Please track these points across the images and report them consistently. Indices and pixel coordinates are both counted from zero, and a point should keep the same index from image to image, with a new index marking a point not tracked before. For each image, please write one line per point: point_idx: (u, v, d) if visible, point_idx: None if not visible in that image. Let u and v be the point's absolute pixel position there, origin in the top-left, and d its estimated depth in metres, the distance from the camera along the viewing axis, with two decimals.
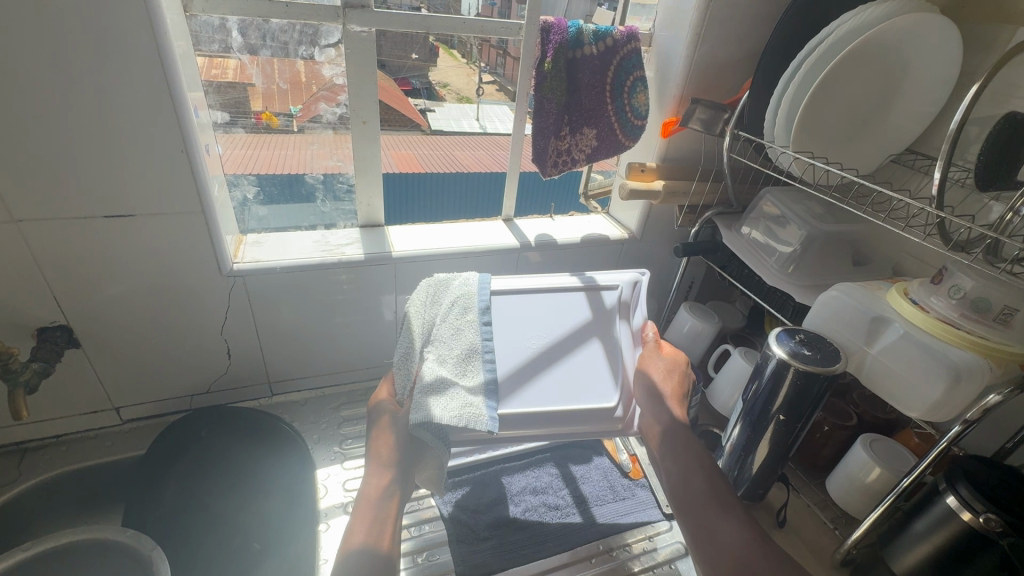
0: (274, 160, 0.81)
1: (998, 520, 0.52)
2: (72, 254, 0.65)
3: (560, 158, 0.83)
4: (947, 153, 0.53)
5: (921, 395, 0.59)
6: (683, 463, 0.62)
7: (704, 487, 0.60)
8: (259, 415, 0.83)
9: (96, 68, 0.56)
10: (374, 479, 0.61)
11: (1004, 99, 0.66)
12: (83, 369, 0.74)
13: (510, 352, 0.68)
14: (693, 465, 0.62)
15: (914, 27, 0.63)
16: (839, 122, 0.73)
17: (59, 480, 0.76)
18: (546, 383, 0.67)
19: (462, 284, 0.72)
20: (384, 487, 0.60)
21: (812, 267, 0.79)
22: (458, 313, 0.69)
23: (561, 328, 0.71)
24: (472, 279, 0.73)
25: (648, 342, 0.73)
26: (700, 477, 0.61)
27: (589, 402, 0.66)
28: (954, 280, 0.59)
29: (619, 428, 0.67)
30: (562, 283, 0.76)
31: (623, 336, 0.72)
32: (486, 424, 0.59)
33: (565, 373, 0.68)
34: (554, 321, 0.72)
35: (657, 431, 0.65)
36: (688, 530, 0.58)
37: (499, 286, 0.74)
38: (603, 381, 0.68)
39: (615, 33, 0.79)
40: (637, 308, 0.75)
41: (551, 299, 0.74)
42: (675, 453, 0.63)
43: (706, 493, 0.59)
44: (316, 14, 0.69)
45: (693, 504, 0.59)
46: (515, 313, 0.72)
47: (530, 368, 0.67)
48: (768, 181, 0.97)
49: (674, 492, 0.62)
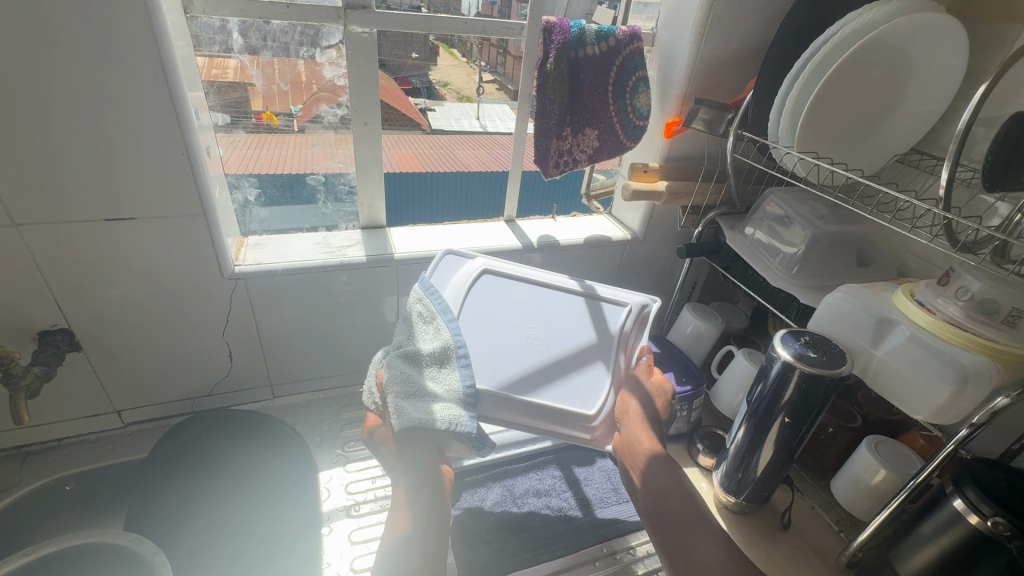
0: (273, 160, 0.81)
1: (1006, 524, 0.52)
2: (73, 257, 0.65)
3: (562, 158, 0.83)
4: (955, 154, 0.53)
5: (927, 397, 0.58)
6: (660, 480, 0.61)
7: (683, 505, 0.60)
8: (263, 419, 0.84)
9: (97, 71, 0.56)
10: (396, 485, 0.60)
11: (1010, 98, 0.65)
12: (84, 372, 0.74)
13: (504, 342, 0.68)
14: (671, 482, 0.61)
15: (919, 26, 0.63)
16: (844, 122, 0.72)
17: (61, 484, 0.76)
18: (535, 374, 0.66)
19: (417, 300, 0.69)
20: (405, 492, 0.59)
21: (817, 268, 0.78)
22: (425, 326, 0.66)
23: (564, 330, 0.71)
24: (420, 291, 0.69)
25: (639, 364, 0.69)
26: (678, 494, 0.61)
27: (568, 402, 0.64)
28: (961, 281, 0.59)
29: (588, 438, 0.65)
30: (561, 285, 0.77)
31: (615, 356, 0.70)
32: (467, 425, 0.58)
33: (548, 379, 0.66)
34: (559, 321, 0.72)
35: (634, 452, 0.62)
36: (668, 549, 0.58)
37: (496, 284, 0.75)
38: (584, 392, 0.66)
39: (617, 33, 0.78)
40: (640, 333, 0.73)
41: (546, 299, 0.75)
42: (653, 472, 0.61)
43: (684, 510, 0.60)
44: (317, 14, 0.68)
45: (671, 520, 0.60)
46: (525, 300, 0.74)
47: (521, 357, 0.67)
48: (771, 180, 0.96)
49: (648, 508, 0.61)
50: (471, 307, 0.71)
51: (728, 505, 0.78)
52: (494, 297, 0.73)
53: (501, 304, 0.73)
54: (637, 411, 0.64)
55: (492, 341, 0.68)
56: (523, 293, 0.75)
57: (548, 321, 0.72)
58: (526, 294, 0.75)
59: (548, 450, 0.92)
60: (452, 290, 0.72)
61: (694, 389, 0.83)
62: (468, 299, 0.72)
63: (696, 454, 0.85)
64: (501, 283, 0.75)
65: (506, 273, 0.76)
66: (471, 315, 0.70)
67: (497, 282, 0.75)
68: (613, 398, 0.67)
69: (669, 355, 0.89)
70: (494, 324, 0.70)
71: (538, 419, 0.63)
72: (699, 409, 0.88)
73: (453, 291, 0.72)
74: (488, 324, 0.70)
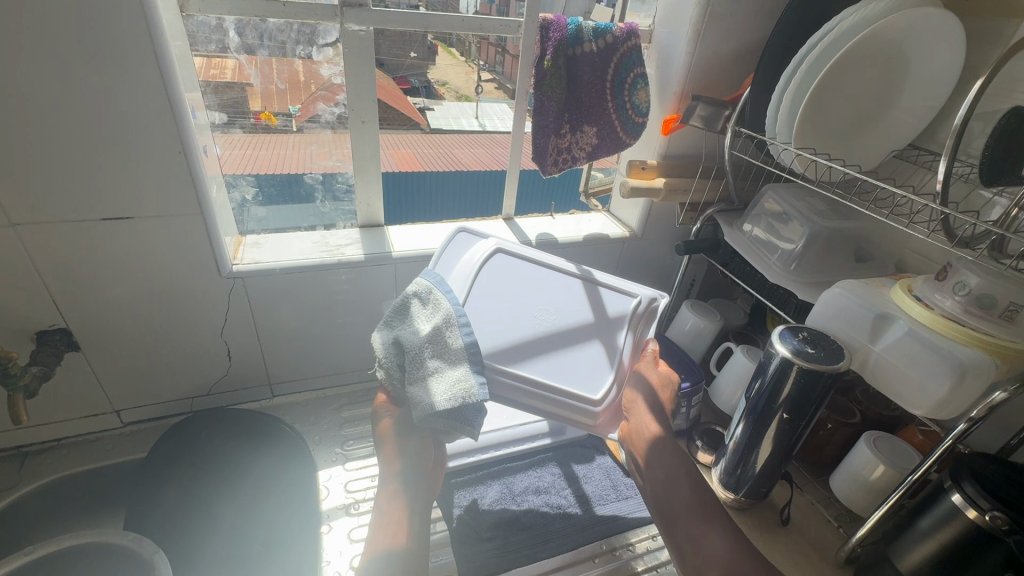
0: (271, 160, 0.82)
1: (1004, 518, 0.52)
2: (69, 257, 0.65)
3: (560, 156, 0.83)
4: (952, 148, 0.53)
5: (925, 392, 0.58)
6: (666, 472, 0.62)
7: (690, 496, 0.61)
8: (262, 418, 0.83)
9: (93, 69, 0.56)
10: (385, 485, 0.63)
11: (1007, 93, 0.66)
12: (83, 372, 0.74)
13: (513, 324, 0.68)
14: (678, 474, 0.62)
15: (915, 21, 0.63)
16: (842, 118, 0.72)
17: (59, 485, 0.76)
18: (542, 355, 0.67)
19: (417, 284, 0.67)
20: (394, 492, 0.62)
21: (815, 264, 0.78)
22: (423, 306, 0.65)
23: (575, 312, 0.71)
24: (425, 281, 0.67)
25: (647, 355, 0.70)
26: (685, 485, 0.61)
27: (575, 389, 0.65)
28: (958, 276, 0.59)
29: (593, 424, 0.66)
30: (572, 270, 0.76)
31: (623, 341, 0.70)
32: (479, 393, 0.60)
33: (555, 363, 0.67)
34: (570, 303, 0.72)
35: (641, 439, 0.64)
36: (674, 540, 0.59)
37: (507, 265, 0.73)
38: (589, 378, 0.67)
39: (614, 30, 0.78)
40: (648, 323, 0.73)
41: (557, 282, 0.74)
42: (658, 464, 0.63)
43: (691, 501, 0.60)
44: (313, 13, 0.68)
45: (679, 514, 0.60)
46: (535, 283, 0.73)
47: (529, 337, 0.67)
48: (770, 177, 0.96)
49: (657, 501, 0.62)
50: (481, 288, 0.70)
51: (727, 502, 0.78)
52: (505, 279, 0.72)
53: (513, 283, 0.72)
54: (643, 401, 0.66)
55: (501, 323, 0.68)
56: (535, 273, 0.74)
57: (560, 300, 0.72)
58: (538, 275, 0.74)
59: (547, 448, 0.92)
60: (462, 268, 0.71)
61: (694, 385, 0.83)
62: (478, 280, 0.71)
63: (695, 451, 0.85)
64: (514, 262, 0.74)
65: (517, 255, 0.75)
66: (481, 293, 0.70)
67: (510, 260, 0.74)
68: (620, 384, 0.68)
69: (667, 352, 0.89)
70: (505, 302, 0.70)
71: (542, 401, 0.65)
72: (698, 405, 0.88)
73: (461, 275, 0.70)
74: (499, 303, 0.69)
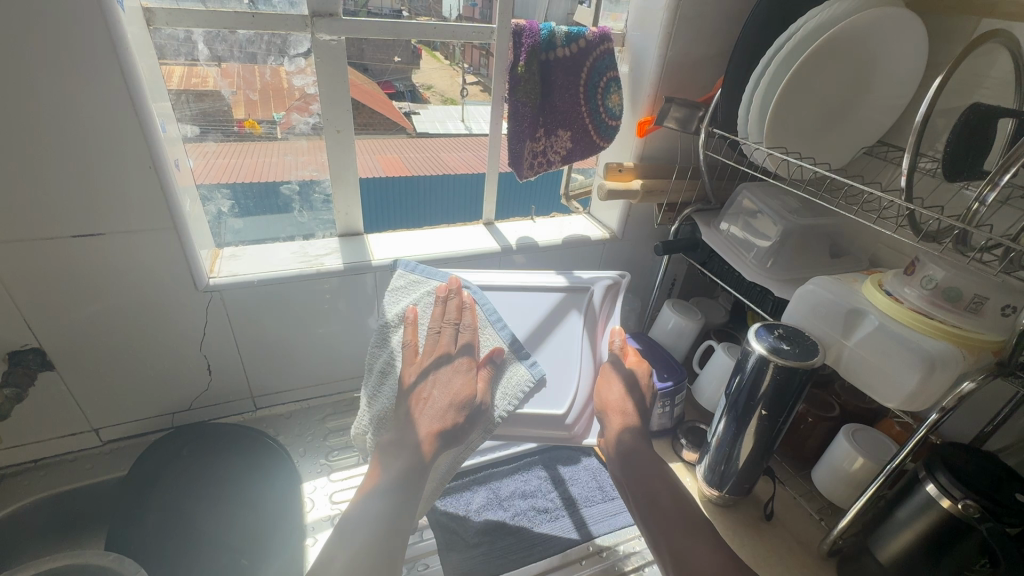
0: (257, 168, 0.79)
1: (975, 506, 0.53)
2: (40, 276, 0.64)
3: (536, 159, 0.83)
4: (914, 145, 0.54)
5: (898, 385, 0.59)
6: (648, 482, 0.65)
7: (672, 506, 0.63)
8: (236, 430, 0.81)
9: (53, 84, 0.55)
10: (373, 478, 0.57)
11: (969, 90, 0.68)
12: (58, 391, 0.73)
13: None
14: (660, 484, 0.65)
15: (878, 21, 0.64)
16: (812, 117, 0.73)
17: (35, 507, 0.75)
18: None
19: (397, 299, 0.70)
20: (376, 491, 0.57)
21: (791, 261, 0.79)
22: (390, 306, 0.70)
23: (527, 328, 0.72)
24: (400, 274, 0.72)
25: (617, 349, 0.71)
26: (669, 495, 0.64)
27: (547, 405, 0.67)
28: (925, 270, 0.60)
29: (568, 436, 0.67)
30: (520, 280, 0.77)
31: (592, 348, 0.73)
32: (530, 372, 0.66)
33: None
34: (535, 325, 0.73)
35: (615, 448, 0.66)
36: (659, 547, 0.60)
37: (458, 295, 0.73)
38: (558, 391, 0.68)
39: (587, 34, 0.79)
40: (610, 316, 0.76)
41: (508, 300, 0.75)
42: (639, 474, 0.65)
43: (675, 512, 0.62)
44: (283, 24, 0.68)
45: (666, 523, 0.62)
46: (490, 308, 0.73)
47: None
48: (745, 176, 0.98)
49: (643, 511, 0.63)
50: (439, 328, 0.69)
51: (711, 499, 0.79)
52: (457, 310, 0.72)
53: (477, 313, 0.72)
54: (615, 407, 0.67)
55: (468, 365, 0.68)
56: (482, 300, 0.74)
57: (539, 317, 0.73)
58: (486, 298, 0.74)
59: (533, 452, 0.92)
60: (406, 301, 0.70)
61: (676, 384, 0.84)
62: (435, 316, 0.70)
63: (680, 449, 0.86)
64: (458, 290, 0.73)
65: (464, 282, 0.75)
66: None
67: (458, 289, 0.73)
68: (587, 391, 0.69)
69: (650, 353, 0.90)
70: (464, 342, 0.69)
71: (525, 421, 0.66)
72: (681, 404, 0.89)
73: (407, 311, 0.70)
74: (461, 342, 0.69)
